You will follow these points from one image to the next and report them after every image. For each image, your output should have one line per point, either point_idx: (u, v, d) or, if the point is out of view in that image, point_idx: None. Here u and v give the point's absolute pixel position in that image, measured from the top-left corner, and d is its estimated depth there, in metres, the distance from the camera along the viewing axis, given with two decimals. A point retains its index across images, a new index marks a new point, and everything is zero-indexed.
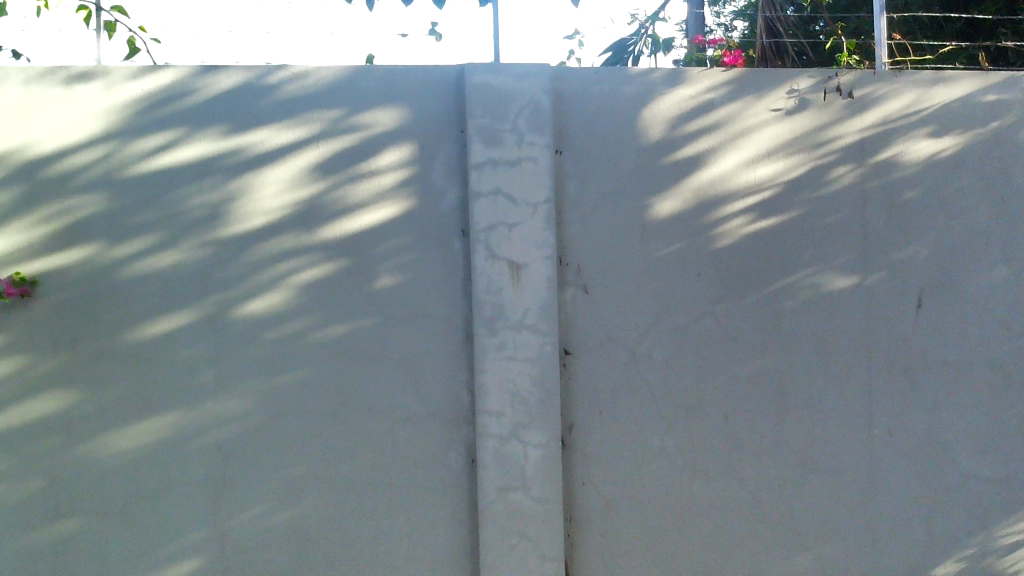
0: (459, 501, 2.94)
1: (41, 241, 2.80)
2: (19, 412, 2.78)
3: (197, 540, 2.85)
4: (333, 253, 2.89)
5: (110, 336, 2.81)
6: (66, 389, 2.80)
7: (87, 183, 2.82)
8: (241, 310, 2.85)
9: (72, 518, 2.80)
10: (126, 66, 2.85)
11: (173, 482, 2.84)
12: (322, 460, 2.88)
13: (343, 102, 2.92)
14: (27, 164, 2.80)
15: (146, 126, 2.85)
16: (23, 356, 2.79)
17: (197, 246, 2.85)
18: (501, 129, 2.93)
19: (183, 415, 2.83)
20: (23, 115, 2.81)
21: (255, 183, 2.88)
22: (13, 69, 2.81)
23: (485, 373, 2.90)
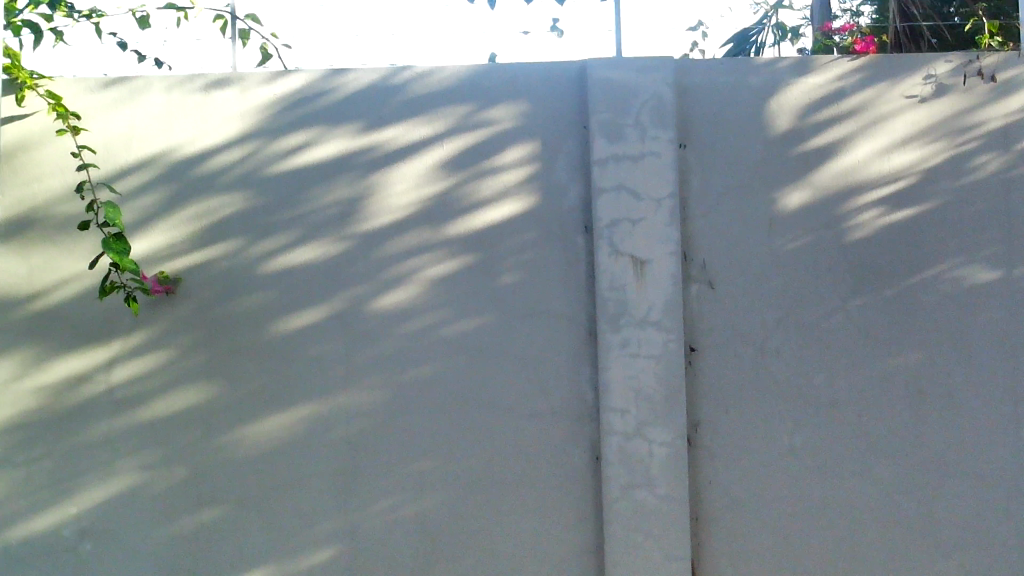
0: (583, 498, 2.93)
1: (183, 241, 2.92)
2: (165, 404, 2.91)
3: (326, 531, 2.93)
4: (458, 251, 2.93)
5: (247, 332, 2.92)
6: (207, 382, 2.92)
7: (225, 185, 2.93)
8: (368, 307, 2.92)
9: (213, 508, 2.92)
10: (260, 72, 2.96)
11: (307, 475, 2.92)
12: (448, 454, 2.92)
13: (466, 101, 2.95)
14: (169, 168, 2.94)
15: (279, 128, 2.94)
16: (167, 351, 2.92)
17: (327, 244, 2.92)
18: (624, 123, 2.91)
19: (317, 408, 2.92)
20: (165, 121, 2.94)
21: (382, 182, 2.94)
22: (156, 78, 2.95)
23: (610, 370, 2.88)
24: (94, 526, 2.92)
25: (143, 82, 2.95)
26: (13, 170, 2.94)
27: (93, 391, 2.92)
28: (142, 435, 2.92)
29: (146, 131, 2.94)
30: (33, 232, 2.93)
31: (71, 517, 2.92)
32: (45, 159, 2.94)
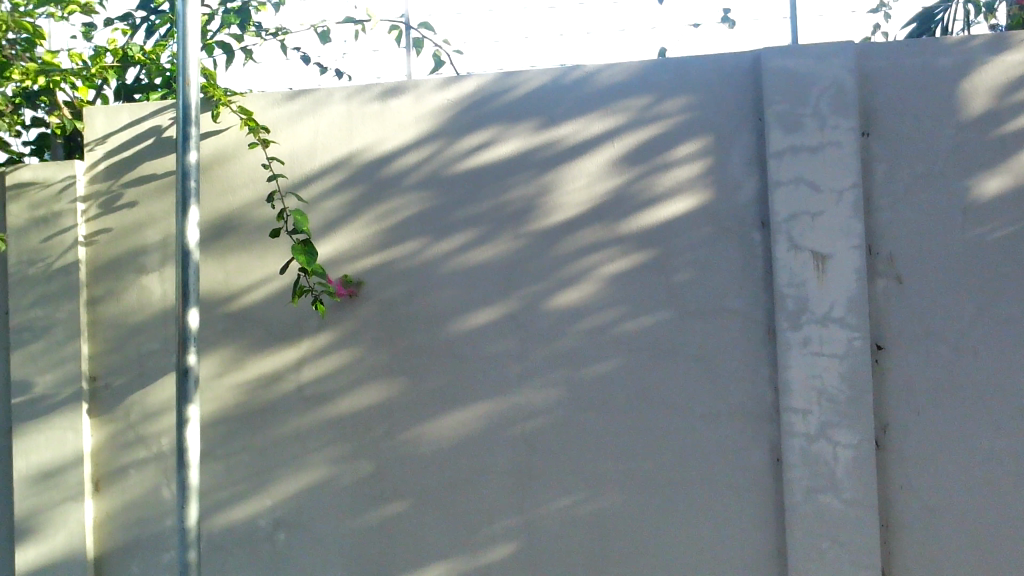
0: (764, 501, 2.84)
1: (364, 244, 3.04)
2: (350, 401, 3.03)
3: (504, 528, 2.96)
4: (631, 248, 2.90)
5: (426, 332, 3.00)
6: (389, 381, 3.02)
7: (403, 190, 3.03)
8: (543, 305, 2.94)
9: (396, 502, 3.01)
10: (434, 78, 3.03)
11: (484, 472, 2.97)
12: (624, 453, 2.90)
13: (636, 98, 2.92)
14: (350, 175, 3.06)
15: (452, 133, 3.00)
16: (351, 351, 3.04)
17: (500, 245, 2.96)
18: (802, 113, 2.79)
19: (493, 406, 2.96)
20: (346, 129, 3.07)
21: (553, 182, 2.95)
22: (337, 89, 3.08)
23: (790, 369, 2.78)
24: (287, 517, 3.08)
25: (326, 93, 3.09)
26: (210, 181, 3.14)
27: (284, 389, 3.07)
28: (329, 430, 3.05)
29: (329, 140, 3.08)
30: (229, 239, 3.12)
31: (267, 508, 3.09)
32: (238, 170, 3.13)
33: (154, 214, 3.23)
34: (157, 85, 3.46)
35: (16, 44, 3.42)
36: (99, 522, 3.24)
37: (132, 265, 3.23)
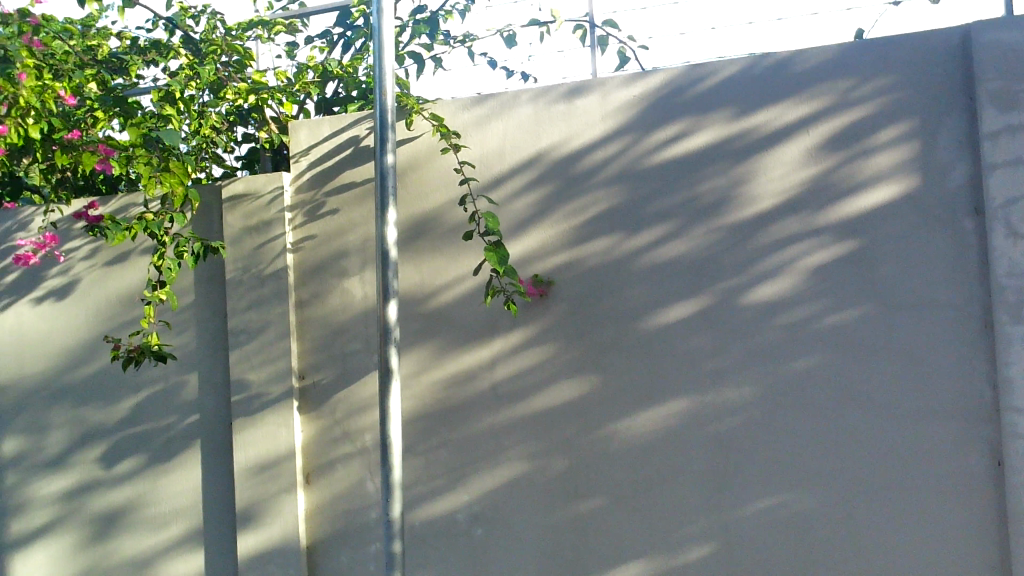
0: (986, 508, 2.63)
1: (555, 243, 3.07)
2: (543, 399, 3.07)
3: (701, 530, 2.90)
4: (830, 240, 2.79)
5: (617, 330, 2.98)
6: (581, 379, 3.03)
7: (591, 188, 3.03)
8: (739, 300, 2.86)
9: (590, 501, 3.01)
10: (619, 75, 3.02)
11: (679, 471, 2.92)
12: (827, 453, 2.77)
13: (831, 83, 2.80)
14: (539, 175, 3.10)
15: (639, 130, 2.98)
16: (544, 348, 3.07)
17: (691, 240, 2.91)
18: (1021, 89, 2.56)
19: (687, 403, 2.91)
20: (534, 130, 3.11)
21: (745, 174, 2.87)
22: (524, 91, 3.12)
23: (1012, 365, 2.56)
24: (484, 512, 3.14)
25: (513, 96, 3.14)
26: (406, 186, 3.26)
27: (479, 387, 3.15)
28: (523, 428, 3.09)
29: (517, 141, 3.13)
30: (424, 241, 3.23)
31: (465, 503, 3.16)
32: (431, 174, 3.23)
33: (354, 220, 3.38)
34: (354, 97, 3.65)
35: (228, 65, 3.64)
36: (310, 513, 3.42)
37: (335, 269, 3.40)
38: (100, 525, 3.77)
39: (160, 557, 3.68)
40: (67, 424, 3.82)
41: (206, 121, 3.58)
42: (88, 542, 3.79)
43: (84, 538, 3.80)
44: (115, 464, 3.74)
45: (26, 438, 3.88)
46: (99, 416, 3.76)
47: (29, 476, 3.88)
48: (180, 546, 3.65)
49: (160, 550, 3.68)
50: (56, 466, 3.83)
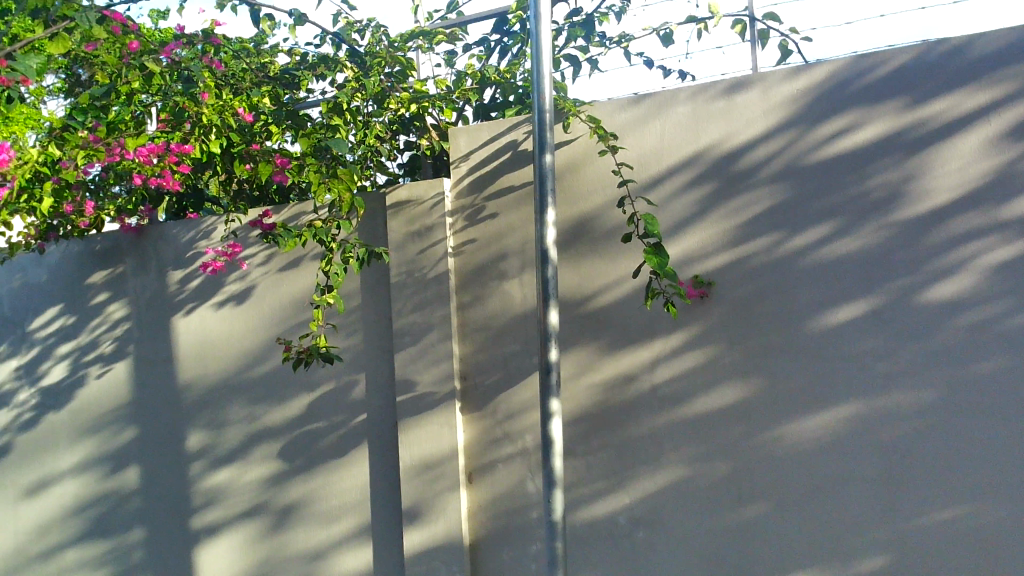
0: None
1: (716, 243, 3.01)
2: (706, 402, 3.01)
3: (874, 540, 2.77)
4: (1015, 235, 2.61)
5: (782, 331, 2.90)
6: (744, 381, 2.96)
7: (753, 186, 2.96)
8: (915, 299, 2.72)
9: (755, 506, 2.94)
10: (782, 68, 2.94)
11: (850, 478, 2.80)
12: (1013, 462, 2.57)
13: (1016, 66, 2.60)
14: (699, 174, 3.05)
15: (803, 124, 2.89)
16: (706, 350, 3.02)
17: (860, 238, 2.80)
18: None
19: (858, 407, 2.79)
20: (693, 128, 3.06)
21: (920, 167, 2.72)
22: (682, 89, 3.08)
23: None
24: (645, 515, 3.11)
25: (671, 95, 3.10)
26: (564, 189, 3.28)
27: (640, 389, 3.12)
28: (685, 430, 3.05)
29: (676, 140, 3.09)
30: (582, 243, 3.24)
31: (626, 505, 3.15)
32: (590, 176, 3.23)
33: (513, 223, 3.42)
34: (512, 102, 3.70)
35: (392, 76, 3.78)
36: (472, 511, 3.49)
37: (494, 272, 3.46)
38: (277, 518, 3.97)
39: (331, 550, 3.84)
40: (246, 421, 4.04)
41: (371, 131, 3.74)
42: (266, 534, 4.00)
43: (262, 530, 4.01)
44: (289, 460, 3.93)
45: (210, 434, 4.13)
46: (274, 415, 3.96)
47: (213, 470, 4.12)
48: (350, 540, 3.79)
49: (332, 543, 3.84)
50: (237, 461, 4.06)
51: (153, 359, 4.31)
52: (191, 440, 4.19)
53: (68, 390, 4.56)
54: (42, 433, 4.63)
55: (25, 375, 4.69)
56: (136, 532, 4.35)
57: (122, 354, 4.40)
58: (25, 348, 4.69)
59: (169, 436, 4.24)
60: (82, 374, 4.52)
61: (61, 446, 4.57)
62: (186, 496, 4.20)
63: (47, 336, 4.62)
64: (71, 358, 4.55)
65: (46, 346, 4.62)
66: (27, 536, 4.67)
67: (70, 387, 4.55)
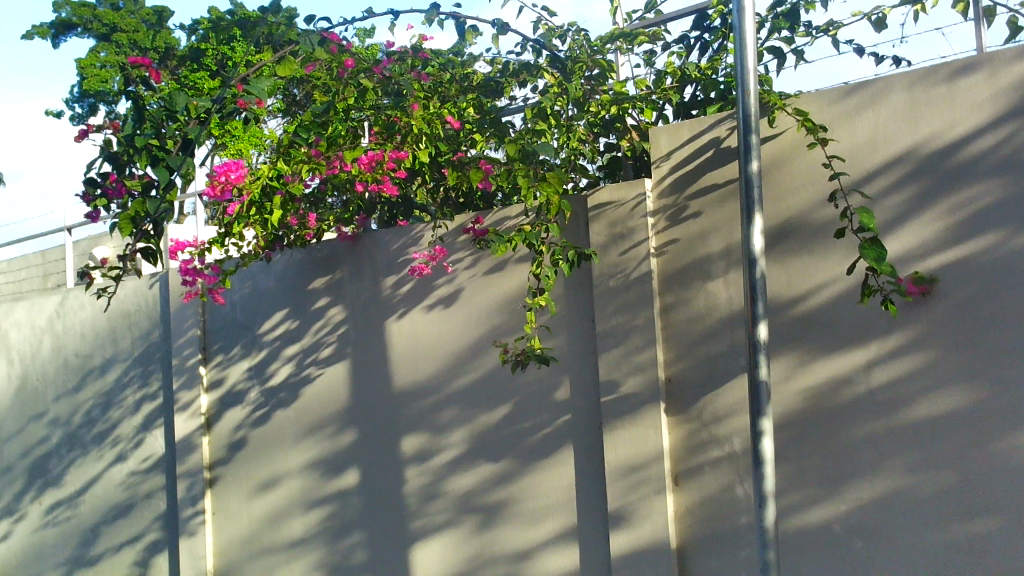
0: None
1: (937, 238, 2.83)
2: (928, 407, 2.84)
3: None
4: None
5: (1015, 332, 2.68)
6: (971, 385, 2.76)
7: (980, 176, 2.76)
8: None
9: (987, 520, 2.73)
10: (1011, 48, 2.72)
11: None
12: None
13: None
14: (918, 166, 2.88)
15: None
16: (927, 352, 2.84)
17: None
18: None
19: None
20: (910, 118, 2.89)
21: None
22: (898, 77, 2.92)
23: None
24: (864, 525, 2.96)
25: (886, 83, 2.94)
26: (771, 186, 3.18)
27: (855, 393, 2.98)
28: (905, 437, 2.88)
29: (891, 131, 2.93)
30: (790, 242, 3.13)
31: (841, 514, 3.01)
32: (798, 172, 3.12)
33: (716, 223, 3.36)
34: (713, 98, 3.62)
35: (591, 79, 3.86)
36: (679, 515, 3.45)
37: (699, 273, 3.41)
38: (485, 516, 4.08)
39: (538, 549, 3.90)
40: (455, 421, 4.18)
41: (574, 135, 3.77)
42: (475, 531, 4.12)
43: (472, 527, 4.13)
44: (497, 459, 4.03)
45: (422, 433, 4.31)
46: (482, 415, 4.08)
47: (425, 468, 4.29)
48: (556, 540, 3.84)
49: (538, 542, 3.90)
50: (447, 459, 4.21)
51: (368, 360, 4.54)
52: (404, 438, 4.38)
53: (293, 390, 4.88)
54: (272, 429, 4.98)
55: (255, 375, 5.07)
56: (355, 525, 4.60)
57: (340, 356, 4.66)
58: (255, 350, 5.07)
59: (385, 434, 4.46)
60: (305, 375, 4.83)
61: (287, 442, 4.90)
62: (400, 492, 4.39)
63: (274, 339, 4.97)
64: (295, 359, 4.87)
65: (273, 348, 4.97)
66: (259, 525, 5.04)
67: (295, 387, 4.87)
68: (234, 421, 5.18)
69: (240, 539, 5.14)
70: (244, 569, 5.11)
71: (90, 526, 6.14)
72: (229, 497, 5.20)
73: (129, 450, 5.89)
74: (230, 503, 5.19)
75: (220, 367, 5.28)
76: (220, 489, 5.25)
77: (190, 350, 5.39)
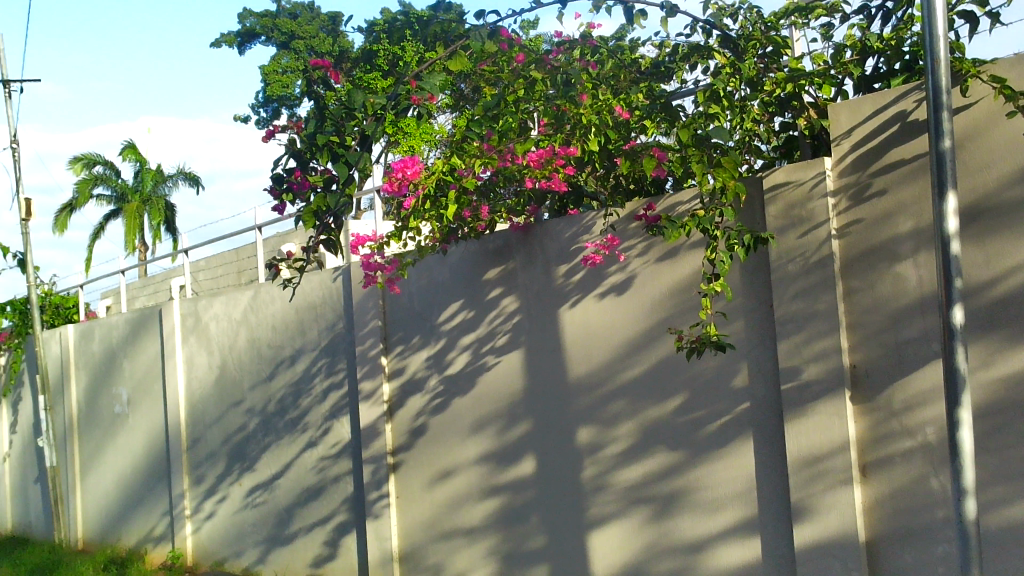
0: None
1: None
2: None
3: None
4: None
5: None
6: None
7: None
8: None
9: None
10: None
11: None
12: None
13: None
14: None
15: None
16: None
17: None
18: None
19: None
20: None
21: None
22: None
23: None
24: None
25: None
26: (963, 161, 2.99)
27: None
28: None
29: None
30: (987, 219, 2.93)
31: None
32: (995, 144, 2.91)
33: (904, 201, 3.21)
34: (897, 70, 3.45)
35: (765, 57, 3.73)
36: (867, 508, 3.31)
37: (886, 254, 3.25)
38: (662, 505, 4.05)
39: (717, 540, 3.83)
40: (629, 409, 4.17)
41: (748, 115, 3.69)
42: (652, 520, 4.09)
43: (649, 516, 4.10)
44: (673, 447, 3.99)
45: (596, 421, 4.32)
46: (657, 402, 4.05)
47: (600, 456, 4.30)
48: (735, 531, 3.76)
49: (717, 532, 3.83)
50: (622, 447, 4.20)
51: (543, 349, 4.59)
52: (578, 426, 4.40)
53: (470, 378, 5.00)
54: (451, 416, 5.12)
55: (434, 364, 5.22)
56: (531, 512, 4.66)
57: (515, 345, 4.73)
58: (433, 340, 5.22)
59: (560, 422, 4.50)
60: (481, 363, 4.94)
61: (465, 429, 5.03)
62: (576, 479, 4.42)
63: (451, 328, 5.11)
64: (472, 348, 4.99)
65: (450, 338, 5.11)
66: (440, 509, 5.19)
67: (472, 375, 4.99)
68: (414, 409, 5.37)
69: (422, 522, 5.31)
70: (426, 552, 5.29)
71: (285, 507, 6.52)
72: (411, 481, 5.39)
73: (318, 436, 6.20)
74: (412, 488, 5.38)
75: (400, 357, 5.47)
76: (403, 474, 5.45)
77: (372, 341, 5.62)
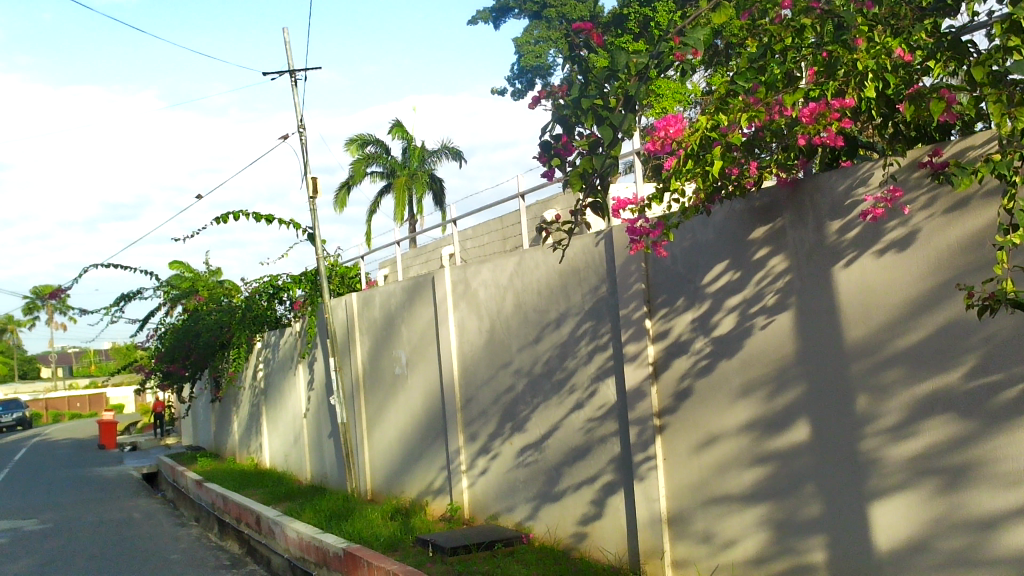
0: None
1: None
2: None
3: None
4: None
5: None
6: None
7: None
8: None
9: None
10: None
11: None
12: None
13: None
14: None
15: None
16: None
17: None
18: None
19: None
20: None
21: None
22: None
23: None
24: None
25: None
26: None
27: None
28: None
29: None
30: None
31: None
32: None
33: None
34: None
35: None
36: None
37: None
38: (951, 476, 3.77)
39: (1017, 517, 3.52)
40: (914, 374, 3.91)
41: None
42: (940, 493, 3.82)
43: (937, 488, 3.83)
44: (965, 415, 3.70)
45: (876, 386, 4.09)
46: (946, 365, 3.77)
47: (880, 424, 4.07)
48: None
49: (1017, 508, 3.52)
50: (904, 415, 3.96)
51: (815, 310, 4.39)
52: (857, 390, 4.19)
53: (738, 341, 4.89)
54: (717, 379, 5.04)
55: (700, 327, 5.15)
56: (804, 479, 4.50)
57: (785, 306, 4.56)
58: (698, 302, 5.15)
59: (835, 386, 4.30)
60: (748, 325, 4.81)
61: (733, 392, 4.93)
62: (854, 447, 4.21)
63: (717, 290, 5.01)
64: (739, 310, 4.87)
65: (716, 300, 5.01)
66: (707, 473, 5.14)
67: (739, 337, 4.87)
68: (680, 371, 5.33)
69: (689, 487, 5.29)
70: (692, 515, 5.27)
71: (554, 466, 6.72)
72: (678, 445, 5.37)
73: (584, 398, 6.32)
74: (679, 451, 5.36)
75: (665, 320, 5.44)
76: (669, 437, 5.44)
77: (635, 304, 5.62)
